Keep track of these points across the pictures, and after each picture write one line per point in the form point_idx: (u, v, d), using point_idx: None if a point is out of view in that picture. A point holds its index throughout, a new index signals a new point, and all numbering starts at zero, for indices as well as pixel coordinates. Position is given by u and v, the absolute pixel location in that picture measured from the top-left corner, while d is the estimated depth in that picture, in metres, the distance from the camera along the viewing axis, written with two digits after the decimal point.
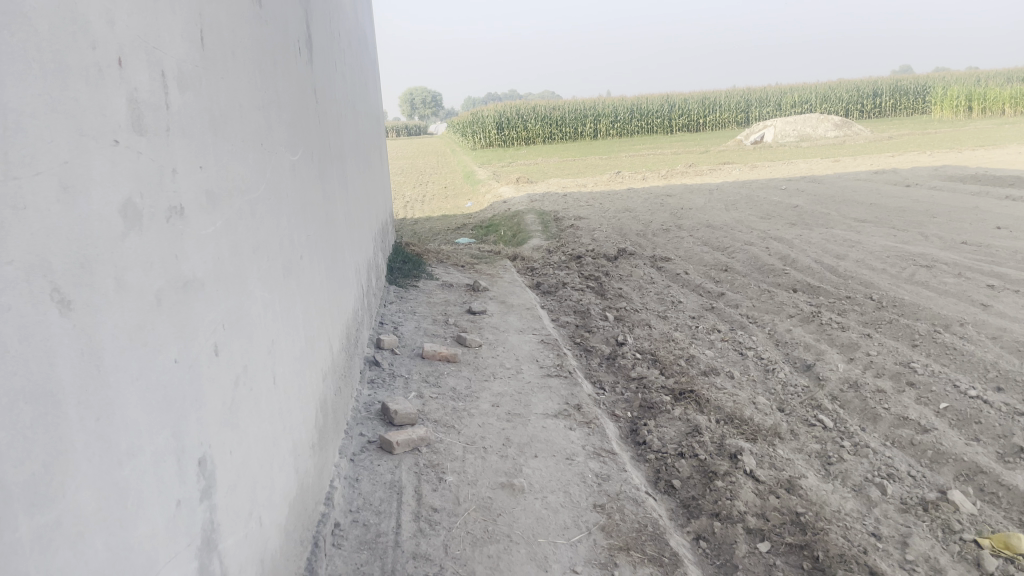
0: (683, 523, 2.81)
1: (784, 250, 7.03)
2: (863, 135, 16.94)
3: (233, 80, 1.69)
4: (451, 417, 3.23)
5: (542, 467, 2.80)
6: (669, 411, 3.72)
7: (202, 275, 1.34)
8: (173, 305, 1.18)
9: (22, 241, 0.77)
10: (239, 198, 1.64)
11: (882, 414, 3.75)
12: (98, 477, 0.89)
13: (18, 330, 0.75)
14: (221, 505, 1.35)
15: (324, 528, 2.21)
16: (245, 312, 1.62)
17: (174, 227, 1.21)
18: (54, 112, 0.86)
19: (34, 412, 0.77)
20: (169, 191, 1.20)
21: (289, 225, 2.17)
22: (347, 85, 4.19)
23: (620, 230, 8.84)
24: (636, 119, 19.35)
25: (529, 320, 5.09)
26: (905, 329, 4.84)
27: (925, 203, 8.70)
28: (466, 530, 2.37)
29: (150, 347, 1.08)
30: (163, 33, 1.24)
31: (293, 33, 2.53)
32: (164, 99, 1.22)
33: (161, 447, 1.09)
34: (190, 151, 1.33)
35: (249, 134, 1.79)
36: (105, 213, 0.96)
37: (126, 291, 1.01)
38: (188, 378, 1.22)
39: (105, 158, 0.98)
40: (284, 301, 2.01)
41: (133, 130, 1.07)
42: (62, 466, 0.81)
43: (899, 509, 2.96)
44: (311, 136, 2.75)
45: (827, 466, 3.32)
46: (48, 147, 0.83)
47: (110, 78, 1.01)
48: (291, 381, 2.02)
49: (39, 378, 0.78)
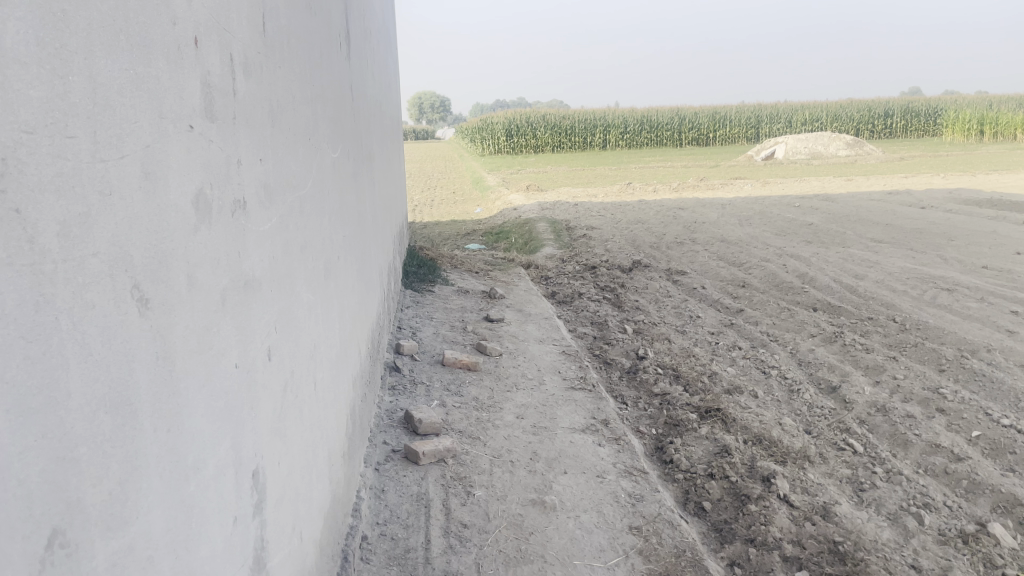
0: (716, 548, 2.72)
1: (802, 268, 6.94)
2: (874, 155, 16.85)
3: (288, 71, 1.61)
4: (476, 428, 3.13)
5: (573, 484, 2.71)
6: (695, 429, 3.62)
7: (259, 274, 1.25)
8: (235, 306, 1.10)
9: (107, 230, 0.68)
10: (291, 194, 1.56)
11: (913, 440, 3.66)
12: (167, 495, 0.80)
13: (102, 331, 0.66)
14: (270, 519, 1.26)
15: (352, 541, 2.12)
16: (294, 316, 1.54)
17: (238, 222, 1.13)
18: (138, 90, 0.77)
19: (113, 424, 0.67)
20: (235, 183, 1.12)
21: (329, 225, 2.08)
22: (375, 85, 4.10)
23: (634, 241, 8.74)
24: (646, 131, 19.29)
25: (548, 329, 5.00)
26: (931, 353, 4.73)
27: (941, 226, 8.60)
28: (499, 548, 2.27)
29: (215, 352, 0.99)
30: (233, 15, 1.16)
31: (335, 27, 2.45)
32: (232, 85, 1.14)
33: (221, 458, 1.00)
34: (252, 142, 1.25)
35: (299, 128, 1.71)
36: (181, 204, 0.88)
37: (197, 290, 0.93)
38: (245, 385, 1.13)
39: (182, 145, 0.90)
40: (324, 303, 1.93)
41: (206, 117, 0.99)
42: (136, 483, 0.72)
43: (937, 541, 2.87)
44: (347, 133, 2.66)
45: (859, 492, 3.22)
46: (132, 129, 0.75)
47: (187, 58, 0.93)
48: (329, 387, 1.93)
49: (118, 385, 0.69)
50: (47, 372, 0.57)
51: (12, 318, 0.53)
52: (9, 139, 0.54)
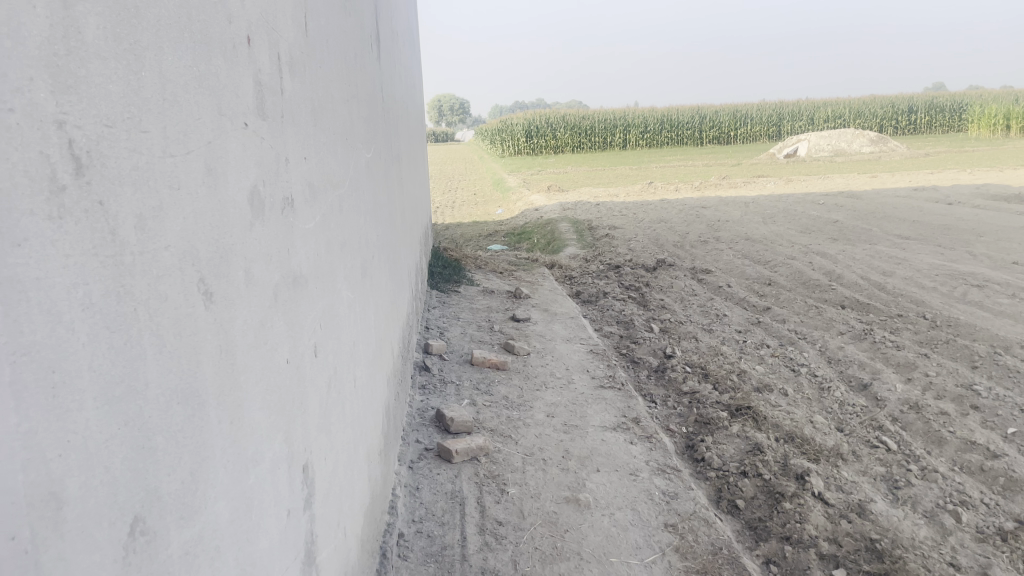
0: (751, 546, 2.71)
1: (828, 266, 6.88)
2: (899, 151, 16.63)
3: (327, 72, 1.63)
4: (507, 426, 3.14)
5: (606, 482, 2.70)
6: (727, 427, 3.60)
7: (306, 271, 1.26)
8: (286, 302, 1.11)
9: (177, 225, 0.69)
10: (332, 193, 1.57)
11: (948, 437, 3.61)
12: (231, 486, 0.81)
13: (174, 324, 0.67)
14: (319, 514, 1.27)
15: (390, 539, 2.13)
16: (336, 313, 1.55)
17: (287, 219, 1.14)
18: (200, 86, 0.78)
19: (185, 415, 0.68)
20: (284, 181, 1.14)
21: (364, 224, 2.09)
22: (403, 86, 4.13)
23: (657, 240, 8.70)
24: (666, 130, 19.21)
25: (575, 329, 5.00)
26: (963, 350, 4.67)
27: (969, 222, 8.48)
28: (534, 546, 2.28)
29: (270, 345, 1.01)
30: (279, 16, 1.17)
31: (366, 28, 2.46)
32: (279, 84, 1.15)
33: (276, 452, 1.01)
34: (298, 141, 1.26)
35: (338, 127, 1.72)
36: (238, 200, 0.90)
37: (253, 286, 0.94)
38: (295, 379, 1.15)
39: (238, 143, 0.91)
40: (361, 301, 1.94)
41: (258, 115, 1.01)
42: (204, 475, 0.72)
43: (975, 539, 2.83)
44: (378, 133, 2.67)
45: (894, 490, 3.18)
46: (196, 125, 0.76)
47: (241, 57, 0.94)
48: (366, 383, 1.94)
49: (188, 378, 0.69)
50: (128, 362, 0.58)
51: (98, 308, 0.54)
52: (92, 131, 0.55)
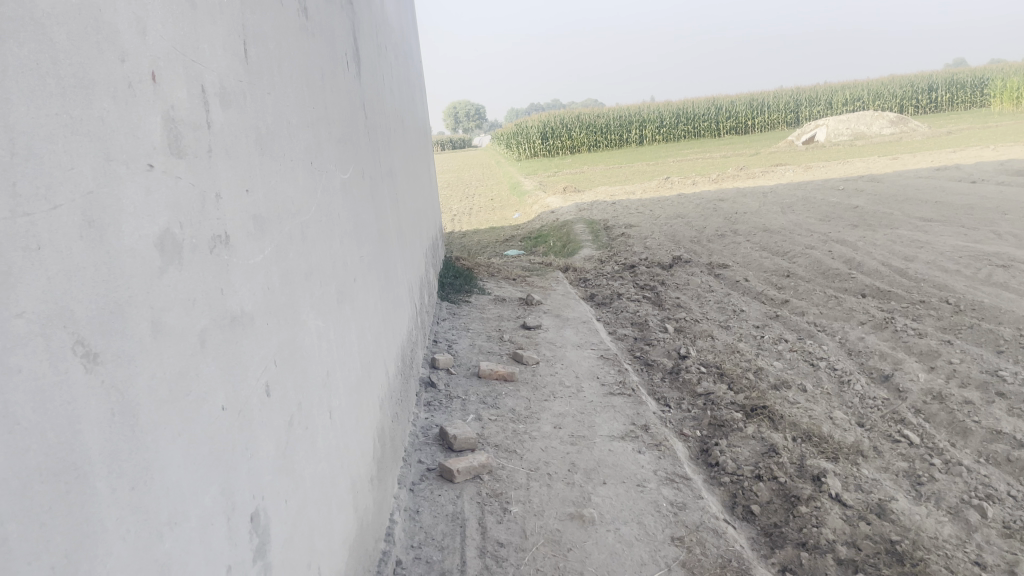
0: (767, 554, 2.61)
1: (848, 254, 6.73)
2: (920, 130, 16.30)
3: (281, 96, 1.58)
4: (512, 441, 3.08)
5: (612, 495, 2.63)
6: (741, 429, 3.50)
7: (251, 308, 1.22)
8: (219, 345, 1.06)
9: (36, 287, 0.65)
10: (289, 220, 1.52)
11: (972, 428, 3.49)
12: (135, 556, 0.76)
13: (32, 396, 0.62)
14: (277, 561, 1.22)
15: (385, 567, 2.08)
16: (300, 345, 1.51)
17: (219, 257, 1.10)
18: (75, 133, 0.73)
19: (54, 493, 0.64)
20: (213, 219, 1.08)
21: (340, 246, 2.04)
22: (395, 98, 4.07)
23: (674, 237, 8.57)
24: (682, 123, 19.06)
25: (586, 333, 4.93)
26: (988, 335, 4.53)
27: (993, 199, 8.26)
28: (535, 568, 2.21)
29: (195, 396, 0.96)
30: (202, 44, 1.12)
31: (339, 45, 2.42)
32: (205, 116, 1.11)
33: (208, 507, 0.96)
34: (235, 173, 1.21)
35: (298, 153, 1.68)
36: (139, 247, 0.84)
37: (166, 335, 0.89)
38: (237, 424, 1.10)
39: (139, 186, 0.86)
40: (338, 328, 1.89)
41: (170, 153, 0.96)
42: (91, 550, 0.68)
43: (1002, 535, 2.71)
44: (360, 151, 2.62)
45: (917, 486, 3.07)
46: (68, 175, 0.71)
47: (142, 94, 0.89)
48: (347, 412, 1.89)
49: (59, 452, 0.65)
50: None
51: None
52: None
